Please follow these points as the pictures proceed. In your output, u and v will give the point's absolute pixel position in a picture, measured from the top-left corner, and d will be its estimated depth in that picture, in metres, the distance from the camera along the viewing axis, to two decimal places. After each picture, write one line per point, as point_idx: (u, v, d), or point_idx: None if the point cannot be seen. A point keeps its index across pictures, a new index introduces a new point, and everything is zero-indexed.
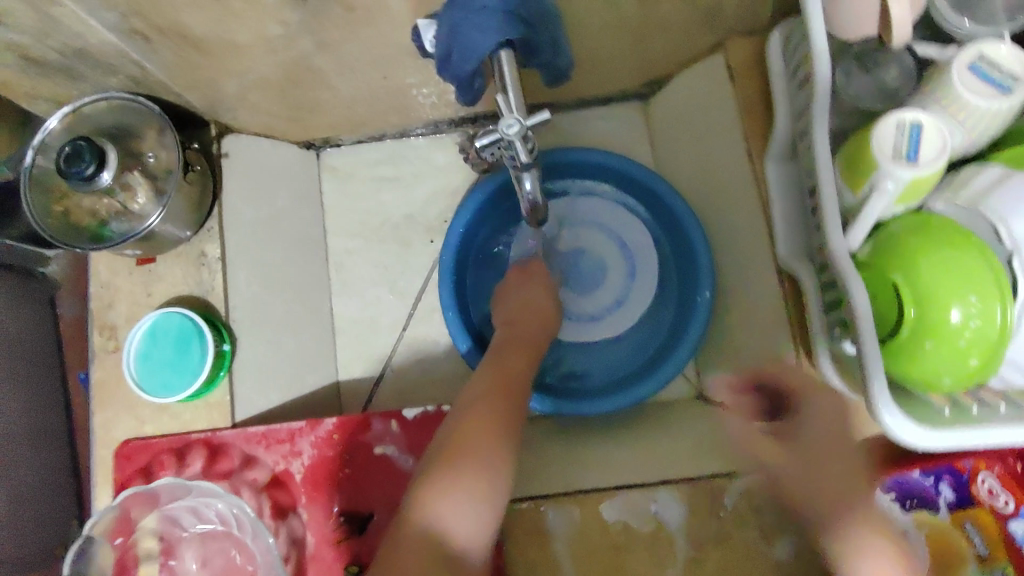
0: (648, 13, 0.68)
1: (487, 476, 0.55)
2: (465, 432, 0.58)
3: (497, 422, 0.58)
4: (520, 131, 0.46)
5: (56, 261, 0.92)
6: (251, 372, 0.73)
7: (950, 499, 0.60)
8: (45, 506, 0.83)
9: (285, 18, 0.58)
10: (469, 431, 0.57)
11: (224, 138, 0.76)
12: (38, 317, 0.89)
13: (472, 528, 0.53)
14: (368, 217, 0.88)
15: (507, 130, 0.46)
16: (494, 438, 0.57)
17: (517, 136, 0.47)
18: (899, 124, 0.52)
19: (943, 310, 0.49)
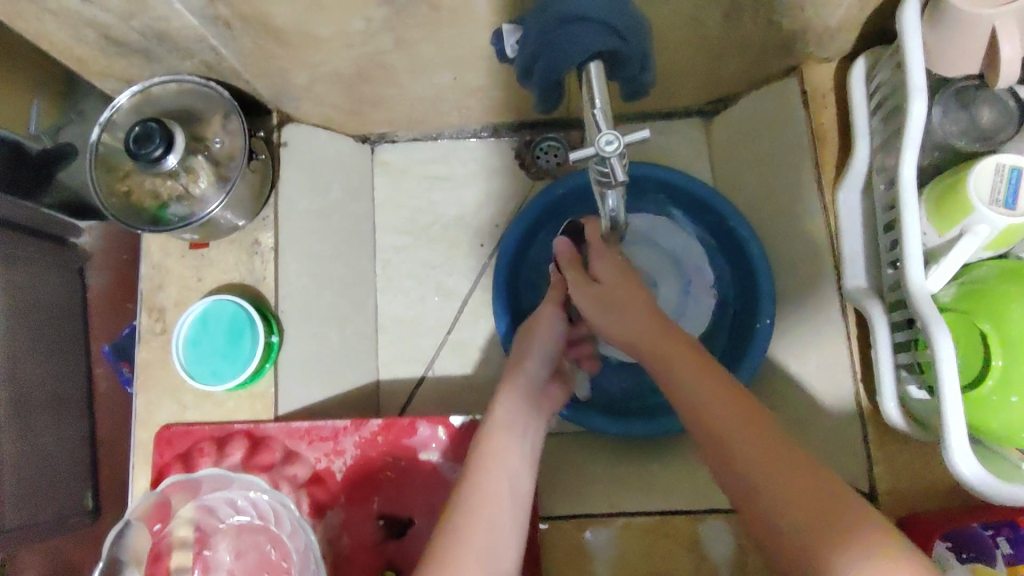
0: (728, 32, 0.66)
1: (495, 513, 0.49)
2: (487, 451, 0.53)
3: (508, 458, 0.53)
4: (619, 148, 0.44)
5: (88, 233, 0.93)
6: (295, 365, 0.72)
7: (1008, 553, 0.54)
8: (62, 478, 0.83)
9: (370, 14, 0.58)
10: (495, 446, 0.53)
11: (284, 127, 0.75)
12: (67, 286, 0.89)
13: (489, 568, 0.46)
14: (417, 216, 0.86)
15: (605, 147, 0.44)
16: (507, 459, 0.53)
17: (614, 154, 0.45)
18: (996, 168, 0.50)
19: None
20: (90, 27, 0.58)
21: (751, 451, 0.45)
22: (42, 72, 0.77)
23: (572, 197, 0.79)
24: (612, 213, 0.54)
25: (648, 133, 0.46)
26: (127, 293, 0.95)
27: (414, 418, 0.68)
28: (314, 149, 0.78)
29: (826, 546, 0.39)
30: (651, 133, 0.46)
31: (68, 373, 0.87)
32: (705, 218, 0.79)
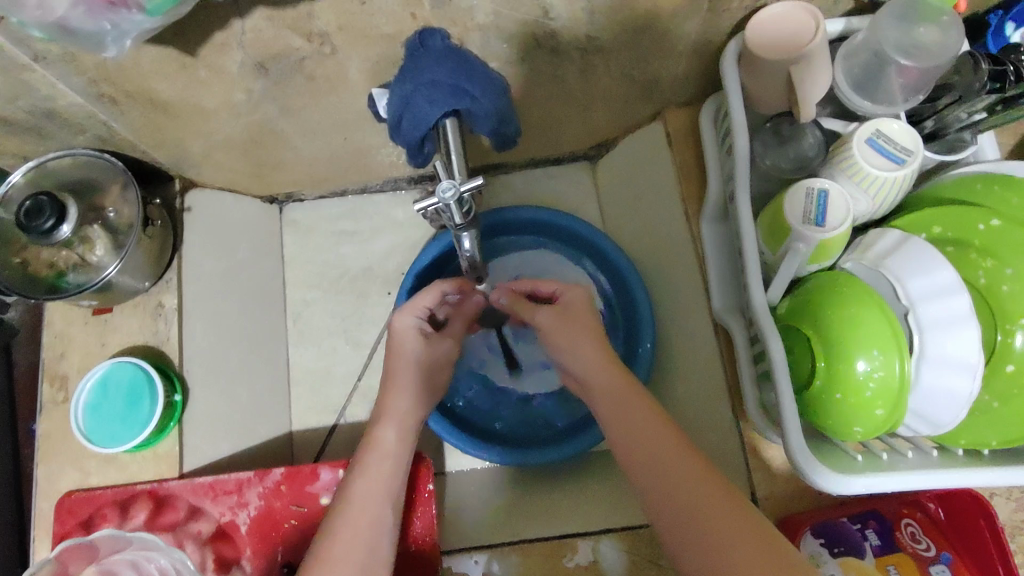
0: (590, 86, 0.73)
1: (366, 521, 0.54)
2: (361, 476, 0.57)
3: (394, 468, 0.58)
4: (455, 195, 0.50)
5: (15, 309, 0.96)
6: (202, 422, 0.73)
7: (875, 544, 0.62)
8: None
9: (249, 86, 0.63)
10: (370, 458, 0.58)
11: (187, 193, 0.79)
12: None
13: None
14: (326, 271, 0.90)
15: (444, 195, 0.51)
16: (396, 463, 0.59)
17: (452, 201, 0.51)
18: (808, 191, 0.57)
19: (851, 361, 0.52)
20: None
21: (677, 477, 0.52)
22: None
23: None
24: (470, 254, 0.61)
25: (484, 180, 0.52)
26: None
27: (317, 464, 0.69)
28: (217, 211, 0.81)
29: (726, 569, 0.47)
30: (486, 181, 0.53)
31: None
32: (591, 252, 0.84)
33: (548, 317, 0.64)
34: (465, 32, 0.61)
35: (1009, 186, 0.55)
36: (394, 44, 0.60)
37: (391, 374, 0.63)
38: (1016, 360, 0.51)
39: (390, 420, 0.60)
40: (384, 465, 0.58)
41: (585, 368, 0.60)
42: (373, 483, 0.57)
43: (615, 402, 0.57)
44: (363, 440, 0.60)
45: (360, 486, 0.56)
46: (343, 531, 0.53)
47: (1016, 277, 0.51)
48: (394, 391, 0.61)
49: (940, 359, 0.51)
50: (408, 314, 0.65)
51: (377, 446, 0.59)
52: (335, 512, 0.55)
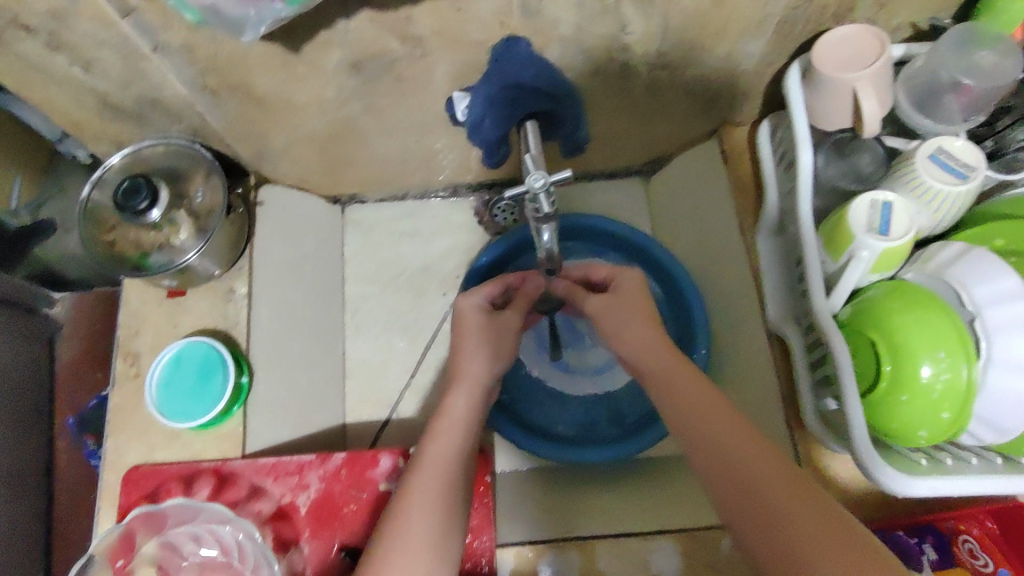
0: (654, 99, 0.77)
1: (435, 479, 0.55)
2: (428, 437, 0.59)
3: (460, 434, 0.59)
4: (545, 186, 0.56)
5: (60, 304, 1.01)
6: (265, 406, 0.76)
7: (932, 559, 0.62)
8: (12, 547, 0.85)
9: (341, 83, 0.67)
10: (439, 425, 0.59)
11: (261, 187, 0.83)
12: (35, 355, 0.95)
13: (434, 536, 0.52)
14: (381, 271, 0.92)
15: (536, 183, 0.56)
16: (465, 427, 0.60)
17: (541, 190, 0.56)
18: (873, 201, 0.59)
19: (917, 364, 0.54)
20: (92, 94, 0.66)
21: (746, 463, 0.53)
22: (28, 148, 0.95)
23: (520, 247, 0.88)
24: (547, 245, 0.66)
25: (571, 172, 0.57)
26: (95, 364, 1.00)
27: (376, 451, 0.71)
28: (289, 207, 0.86)
29: (801, 550, 0.47)
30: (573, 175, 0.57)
31: (28, 443, 0.92)
32: (646, 263, 0.87)
33: (602, 301, 0.67)
34: (547, 42, 0.64)
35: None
36: (481, 51, 0.64)
37: (456, 354, 0.65)
38: None
39: (460, 388, 0.62)
40: (452, 428, 0.59)
41: (649, 351, 0.62)
42: (444, 445, 0.58)
43: (682, 392, 0.58)
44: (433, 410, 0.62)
45: (430, 447, 0.58)
46: (414, 488, 0.55)
47: None
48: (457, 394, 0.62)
49: (1006, 361, 0.53)
50: (470, 296, 0.69)
51: (445, 412, 0.61)
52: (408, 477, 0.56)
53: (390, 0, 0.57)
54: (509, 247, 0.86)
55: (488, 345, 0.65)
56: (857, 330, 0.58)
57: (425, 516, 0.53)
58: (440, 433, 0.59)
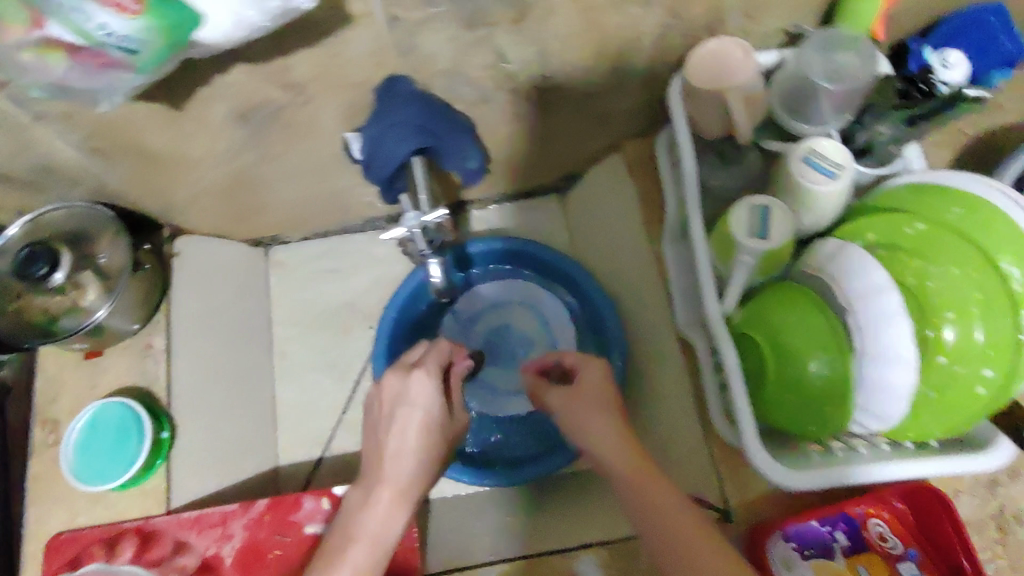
0: (550, 122, 0.79)
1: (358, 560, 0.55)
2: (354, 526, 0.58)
3: (389, 516, 0.58)
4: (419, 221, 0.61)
5: None
6: (190, 457, 0.75)
7: (844, 545, 0.64)
8: None
9: (232, 135, 0.68)
10: (370, 506, 0.58)
11: (176, 240, 0.83)
12: None
13: None
14: (307, 309, 0.93)
15: (411, 227, 0.62)
16: (399, 507, 0.59)
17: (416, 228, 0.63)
18: (752, 208, 0.61)
19: (803, 363, 0.56)
20: None
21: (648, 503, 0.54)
22: None
23: None
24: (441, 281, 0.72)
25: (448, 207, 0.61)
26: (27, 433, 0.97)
27: (301, 493, 0.71)
28: (206, 256, 0.86)
29: None
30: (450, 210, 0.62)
31: None
32: (563, 281, 0.89)
33: (561, 396, 0.65)
34: (429, 78, 0.66)
35: (951, 197, 0.56)
36: (364, 91, 0.66)
37: (381, 442, 0.61)
38: (994, 366, 0.51)
39: (390, 472, 0.59)
40: (380, 505, 0.58)
41: (599, 442, 0.60)
42: (375, 522, 0.58)
43: (599, 440, 0.60)
44: (369, 473, 0.61)
45: (361, 525, 0.58)
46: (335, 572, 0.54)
47: (960, 277, 0.52)
48: (369, 506, 0.58)
49: (882, 355, 0.53)
50: (398, 372, 0.65)
51: (378, 492, 0.59)
52: (334, 554, 0.56)
53: (264, 55, 0.58)
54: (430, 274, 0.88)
55: (427, 433, 0.62)
56: (749, 331, 0.61)
57: None
58: (377, 511, 0.58)
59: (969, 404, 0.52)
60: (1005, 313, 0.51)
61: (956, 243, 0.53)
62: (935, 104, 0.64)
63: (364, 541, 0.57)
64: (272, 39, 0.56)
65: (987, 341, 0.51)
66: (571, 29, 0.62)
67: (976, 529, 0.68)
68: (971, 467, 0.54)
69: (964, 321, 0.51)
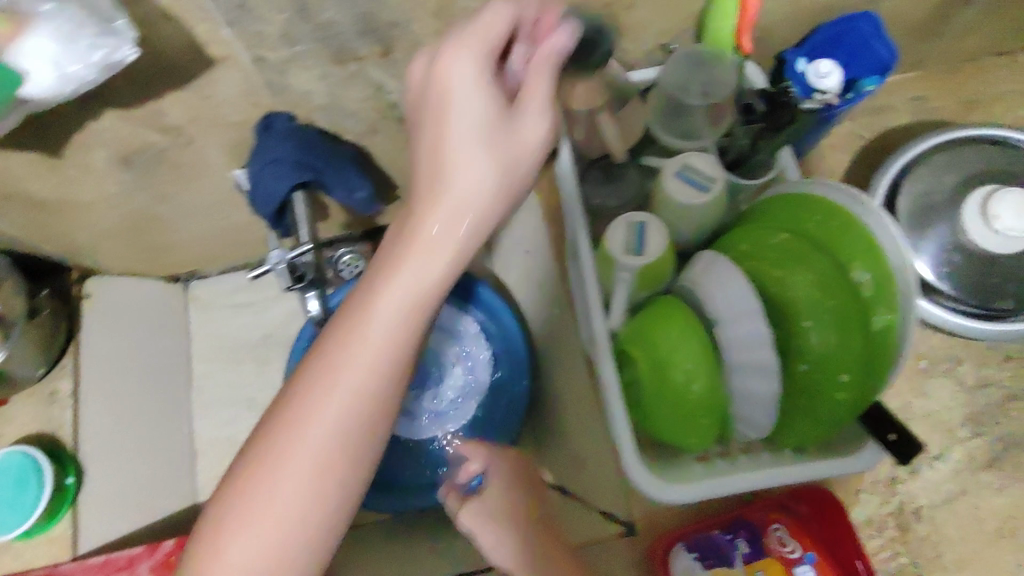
0: None
1: (304, 443, 0.40)
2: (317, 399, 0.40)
3: (360, 323, 0.41)
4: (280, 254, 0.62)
5: None
6: (98, 504, 0.75)
7: (746, 552, 0.64)
8: None
9: (119, 178, 0.68)
10: (352, 332, 0.41)
11: (84, 281, 0.82)
12: None
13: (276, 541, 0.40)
14: (226, 342, 0.94)
15: (274, 262, 0.68)
16: (384, 381, 0.41)
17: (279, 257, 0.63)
18: (628, 224, 0.62)
19: (674, 375, 0.56)
20: None
21: None
22: None
23: None
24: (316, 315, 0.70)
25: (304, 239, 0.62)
26: None
27: None
28: (118, 297, 0.85)
29: None
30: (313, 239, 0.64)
31: None
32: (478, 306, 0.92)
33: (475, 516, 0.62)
34: (309, 113, 0.67)
35: (813, 204, 0.57)
36: (244, 129, 0.66)
37: (388, 241, 0.42)
38: (851, 369, 0.52)
39: (395, 271, 0.41)
40: (363, 347, 0.40)
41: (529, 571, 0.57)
42: (339, 411, 0.40)
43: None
44: (353, 308, 0.41)
45: (338, 371, 0.40)
46: (299, 419, 0.40)
47: (812, 283, 0.53)
48: (367, 315, 0.40)
49: (746, 364, 0.54)
50: (455, 63, 0.40)
51: (371, 305, 0.41)
52: (273, 435, 0.41)
53: (131, 100, 0.58)
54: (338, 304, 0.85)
55: (425, 254, 0.41)
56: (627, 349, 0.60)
57: (272, 511, 0.40)
58: (344, 356, 0.40)
59: (831, 406, 0.53)
60: (858, 319, 0.52)
61: (810, 249, 0.55)
62: (790, 125, 0.62)
63: (368, 353, 0.41)
64: (134, 84, 0.56)
65: (842, 344, 0.52)
66: None
67: (877, 528, 0.69)
68: (839, 467, 0.56)
69: (821, 326, 0.52)
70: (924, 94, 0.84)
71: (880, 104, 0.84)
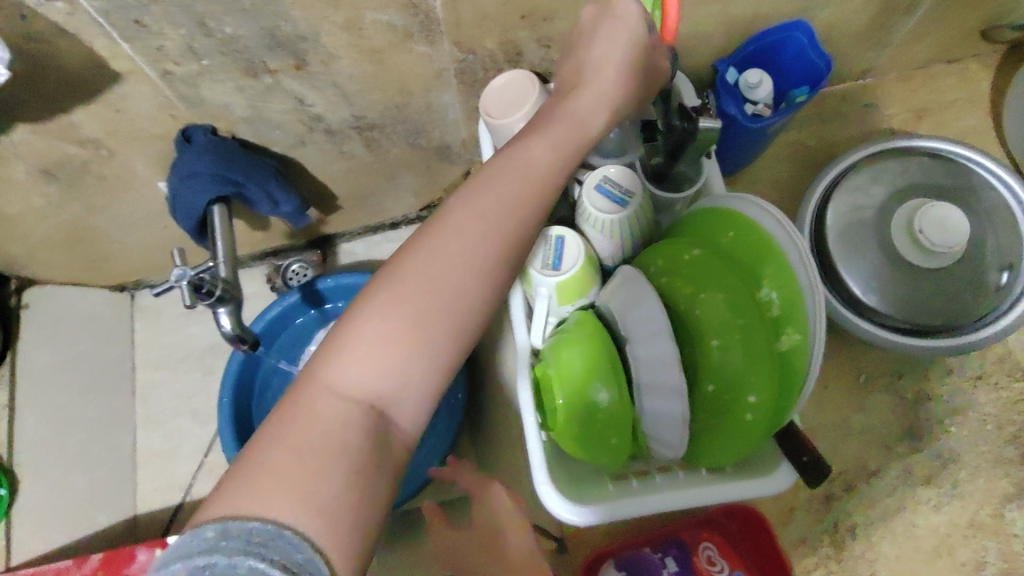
0: (385, 157, 0.79)
1: (429, 298, 0.40)
2: (437, 254, 0.41)
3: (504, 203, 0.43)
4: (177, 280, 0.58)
5: None
6: (30, 515, 0.76)
7: (673, 570, 0.63)
8: None
9: (44, 191, 0.68)
10: (485, 194, 0.43)
11: (26, 292, 0.82)
12: None
13: (371, 397, 0.38)
14: (173, 351, 0.92)
15: (175, 280, 0.57)
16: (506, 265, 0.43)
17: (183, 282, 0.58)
18: (546, 237, 0.61)
19: (584, 393, 0.55)
20: None
21: None
22: None
23: (284, 317, 0.84)
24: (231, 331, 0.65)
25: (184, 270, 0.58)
26: None
27: (136, 546, 0.70)
28: (60, 307, 0.84)
29: None
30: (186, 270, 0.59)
31: None
32: None
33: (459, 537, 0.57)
34: (233, 125, 0.66)
35: (729, 223, 0.57)
36: (166, 142, 0.66)
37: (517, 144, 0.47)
38: (756, 391, 0.50)
39: (538, 150, 0.46)
40: (482, 220, 0.43)
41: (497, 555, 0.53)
42: (451, 247, 0.41)
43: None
44: (481, 177, 0.45)
45: (461, 232, 0.42)
46: (415, 270, 0.40)
47: (719, 303, 0.52)
48: (483, 192, 0.44)
49: (654, 385, 0.53)
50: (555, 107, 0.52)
51: (504, 169, 0.45)
52: (382, 284, 0.40)
53: (39, 115, 0.57)
54: (273, 318, 0.83)
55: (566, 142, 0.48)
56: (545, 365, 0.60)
57: (365, 370, 0.38)
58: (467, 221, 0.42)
59: (740, 429, 0.52)
60: (764, 337, 0.51)
61: (721, 268, 0.54)
62: (690, 142, 0.57)
63: (483, 204, 0.43)
64: (38, 99, 0.55)
65: (746, 367, 0.50)
66: (363, 72, 0.62)
67: (812, 546, 0.67)
68: (754, 492, 0.54)
69: (726, 348, 0.51)
70: (876, 102, 0.83)
71: (829, 112, 0.83)
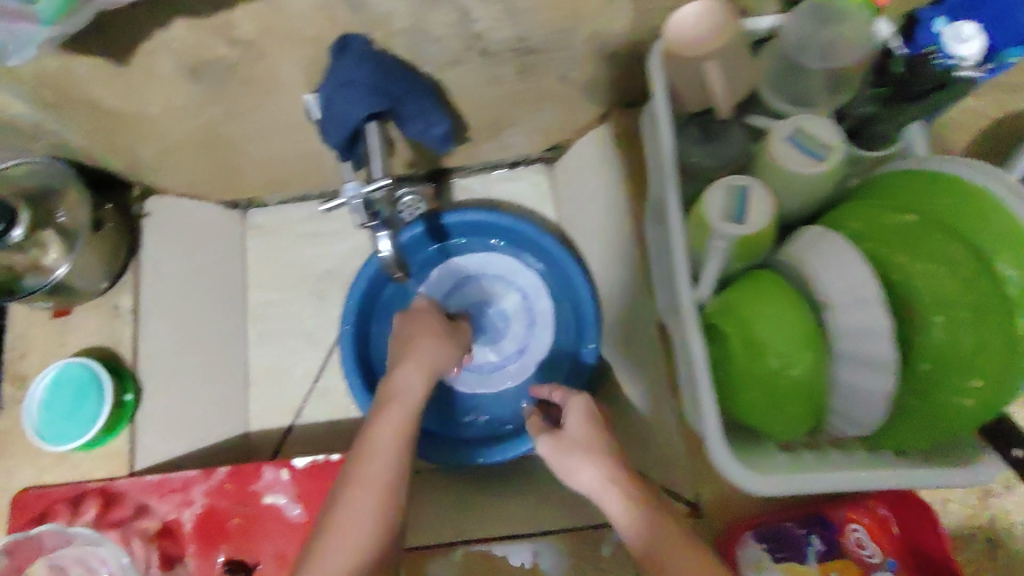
0: (528, 88, 0.74)
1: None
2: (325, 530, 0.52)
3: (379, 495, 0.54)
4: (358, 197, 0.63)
5: None
6: (155, 422, 0.75)
7: (819, 550, 0.61)
8: None
9: (187, 92, 0.65)
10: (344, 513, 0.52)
11: (146, 198, 0.81)
12: None
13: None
14: (289, 273, 0.92)
15: (349, 196, 0.64)
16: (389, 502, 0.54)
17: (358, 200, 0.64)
18: (728, 188, 0.56)
19: (768, 358, 0.51)
20: None
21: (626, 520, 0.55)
22: None
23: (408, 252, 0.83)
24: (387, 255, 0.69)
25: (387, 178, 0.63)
26: None
27: (261, 463, 0.71)
28: (179, 214, 0.83)
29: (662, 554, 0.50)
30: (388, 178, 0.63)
31: None
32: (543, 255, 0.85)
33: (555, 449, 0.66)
34: (389, 36, 0.61)
35: (942, 185, 0.51)
36: (320, 49, 0.62)
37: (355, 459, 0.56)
38: (980, 374, 0.46)
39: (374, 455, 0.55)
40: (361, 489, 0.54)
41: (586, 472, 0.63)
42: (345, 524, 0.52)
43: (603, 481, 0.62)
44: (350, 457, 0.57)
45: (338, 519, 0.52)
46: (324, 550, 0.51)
47: (942, 274, 0.47)
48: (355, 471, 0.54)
49: (855, 356, 0.49)
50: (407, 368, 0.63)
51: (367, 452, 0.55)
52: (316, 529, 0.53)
53: (202, 8, 0.54)
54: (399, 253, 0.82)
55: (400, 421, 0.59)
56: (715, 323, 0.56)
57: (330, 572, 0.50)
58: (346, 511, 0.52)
59: (950, 413, 0.48)
60: (1001, 316, 0.46)
61: (939, 234, 0.48)
62: (936, 88, 0.55)
63: (361, 482, 0.54)
64: None
65: (973, 346, 0.46)
66: None
67: (963, 542, 0.64)
68: (954, 481, 0.49)
69: (949, 325, 0.46)
70: None
71: None
